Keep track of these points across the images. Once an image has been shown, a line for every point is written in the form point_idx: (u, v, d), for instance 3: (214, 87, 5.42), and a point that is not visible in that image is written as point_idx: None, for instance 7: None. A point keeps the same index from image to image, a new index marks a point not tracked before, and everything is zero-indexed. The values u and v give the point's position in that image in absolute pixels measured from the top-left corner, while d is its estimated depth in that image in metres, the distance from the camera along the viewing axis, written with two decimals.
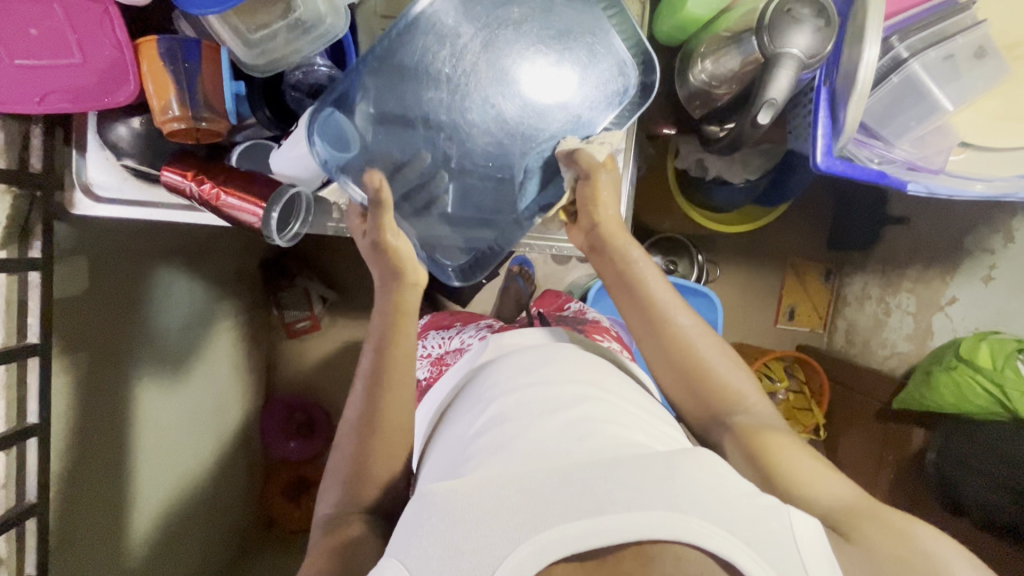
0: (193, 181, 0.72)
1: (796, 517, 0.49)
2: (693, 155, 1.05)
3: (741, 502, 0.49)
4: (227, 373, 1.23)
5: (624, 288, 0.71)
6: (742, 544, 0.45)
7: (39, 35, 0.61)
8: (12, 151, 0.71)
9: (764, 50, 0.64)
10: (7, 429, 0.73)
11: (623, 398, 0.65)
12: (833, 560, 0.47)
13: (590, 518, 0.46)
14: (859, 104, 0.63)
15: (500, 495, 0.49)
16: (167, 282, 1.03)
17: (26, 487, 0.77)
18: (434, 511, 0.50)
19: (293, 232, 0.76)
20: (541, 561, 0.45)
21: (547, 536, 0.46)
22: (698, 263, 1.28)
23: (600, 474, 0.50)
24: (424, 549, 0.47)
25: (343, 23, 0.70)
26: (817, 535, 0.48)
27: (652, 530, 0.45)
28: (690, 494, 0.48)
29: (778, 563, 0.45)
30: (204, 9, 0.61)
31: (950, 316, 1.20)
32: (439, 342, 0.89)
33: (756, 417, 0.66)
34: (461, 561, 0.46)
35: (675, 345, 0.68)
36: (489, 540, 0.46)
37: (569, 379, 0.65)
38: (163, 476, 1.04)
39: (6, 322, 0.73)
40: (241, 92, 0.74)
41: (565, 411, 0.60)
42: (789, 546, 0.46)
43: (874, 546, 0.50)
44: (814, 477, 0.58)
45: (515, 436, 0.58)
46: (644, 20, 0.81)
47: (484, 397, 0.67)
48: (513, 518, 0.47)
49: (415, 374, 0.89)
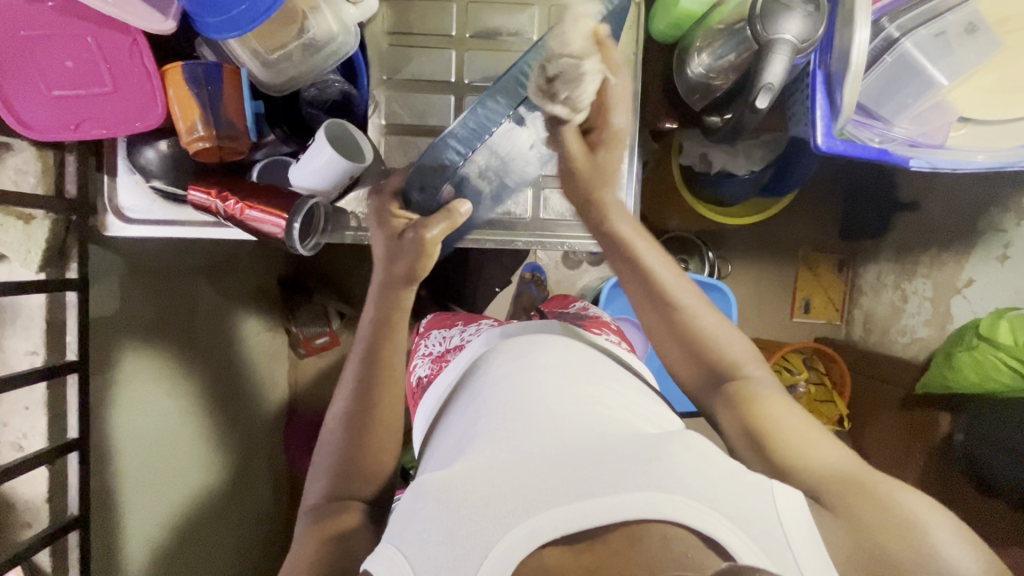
0: (217, 197, 0.75)
1: (779, 492, 0.50)
2: (696, 150, 1.09)
3: (728, 480, 0.51)
4: (254, 389, 1.26)
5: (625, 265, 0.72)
6: (724, 520, 0.47)
7: (74, 67, 0.65)
8: (49, 179, 0.76)
9: (756, 37, 0.66)
10: (49, 445, 0.77)
11: (614, 382, 0.67)
12: (814, 533, 0.49)
13: (580, 502, 0.48)
14: (854, 85, 0.65)
15: (493, 482, 0.51)
16: (196, 300, 1.07)
17: (69, 500, 0.81)
18: (429, 500, 0.52)
19: (315, 241, 0.79)
20: (532, 545, 0.47)
21: (538, 520, 0.47)
22: (709, 260, 1.34)
23: (590, 458, 0.52)
24: (419, 534, 0.50)
25: (354, 41, 0.75)
26: (801, 504, 0.50)
27: (640, 511, 0.47)
28: (675, 474, 0.50)
29: (762, 541, 0.47)
30: (223, 35, 0.66)
31: (969, 298, 1.18)
32: (440, 341, 0.90)
33: (755, 382, 0.66)
34: (454, 545, 0.48)
35: (676, 310, 0.69)
36: (481, 528, 0.48)
37: (561, 365, 0.67)
38: (187, 486, 1.05)
39: (48, 340, 0.77)
40: (260, 112, 0.78)
41: (558, 394, 0.62)
42: (769, 520, 0.48)
43: (858, 516, 0.51)
44: (798, 441, 0.59)
45: (505, 419, 0.60)
46: (640, 21, 0.84)
47: (481, 385, 0.69)
48: (504, 505, 0.49)
49: (415, 372, 0.90)
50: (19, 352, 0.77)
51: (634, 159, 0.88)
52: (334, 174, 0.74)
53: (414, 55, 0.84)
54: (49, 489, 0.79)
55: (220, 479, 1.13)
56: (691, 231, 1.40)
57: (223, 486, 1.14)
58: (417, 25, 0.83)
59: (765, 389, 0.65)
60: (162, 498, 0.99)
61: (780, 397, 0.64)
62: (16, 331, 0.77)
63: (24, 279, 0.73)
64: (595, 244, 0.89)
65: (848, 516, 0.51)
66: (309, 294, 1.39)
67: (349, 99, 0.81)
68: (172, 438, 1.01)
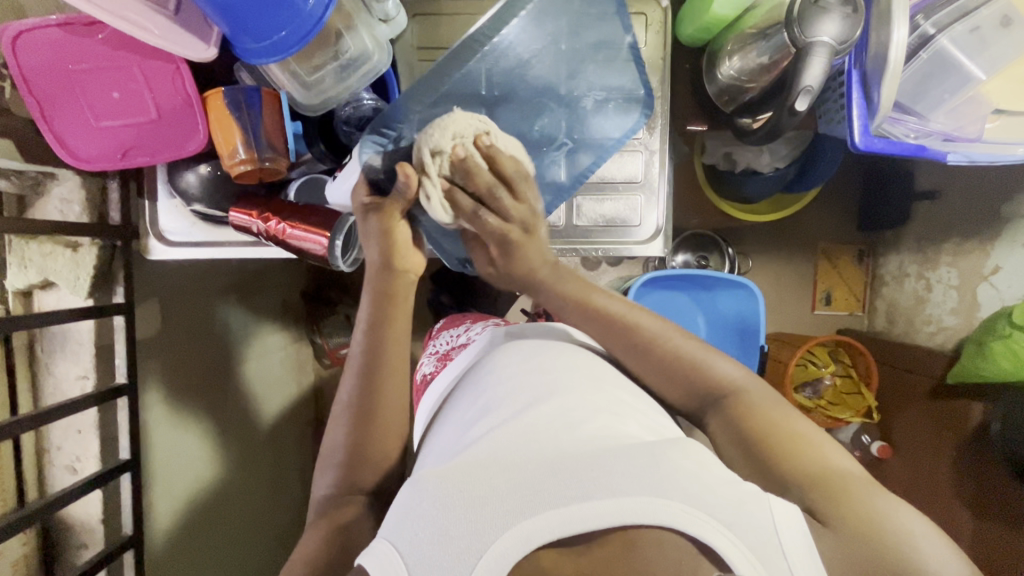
0: (258, 218, 0.76)
1: (776, 504, 0.51)
2: (721, 149, 1.10)
3: (725, 488, 0.51)
4: (286, 403, 1.28)
5: (568, 306, 0.74)
6: (720, 527, 0.47)
7: (121, 98, 0.67)
8: (93, 206, 0.77)
9: (795, 41, 0.67)
10: (104, 467, 0.79)
11: (618, 387, 0.67)
12: (809, 543, 0.49)
13: (577, 505, 0.48)
14: (891, 84, 0.68)
15: (490, 483, 0.51)
16: (230, 316, 1.09)
17: (123, 520, 0.83)
18: (425, 498, 0.52)
19: (354, 257, 0.79)
20: (527, 547, 0.47)
21: (534, 522, 0.48)
22: (730, 256, 1.34)
23: (587, 463, 0.52)
24: (415, 534, 0.49)
25: (387, 58, 0.76)
26: (797, 518, 0.50)
27: (636, 517, 0.47)
28: (675, 480, 0.50)
29: (755, 548, 0.47)
30: (265, 58, 0.66)
31: (996, 287, 1.15)
32: (448, 340, 0.91)
33: (754, 395, 0.65)
34: (449, 546, 0.48)
35: (642, 335, 0.70)
36: (478, 528, 0.48)
37: (562, 368, 0.68)
38: (224, 498, 1.06)
39: (100, 365, 0.79)
40: (299, 132, 0.81)
41: (555, 398, 0.63)
42: (767, 531, 0.48)
43: (851, 531, 0.50)
44: (790, 444, 0.59)
45: (506, 422, 0.61)
46: (668, 26, 0.86)
47: (480, 388, 0.70)
48: (502, 504, 0.49)
49: (421, 368, 0.91)
50: (70, 377, 0.79)
51: (665, 163, 0.89)
52: None
53: None
54: (103, 510, 0.81)
55: (256, 492, 1.15)
56: (712, 229, 1.40)
57: (258, 498, 1.16)
58: (445, 39, 0.86)
59: (762, 402, 0.64)
60: (191, 510, 1.00)
61: (782, 406, 0.63)
62: (65, 357, 0.79)
63: (74, 306, 0.76)
64: (642, 248, 0.89)
65: (845, 532, 0.51)
66: (333, 305, 1.35)
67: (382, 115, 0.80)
68: (202, 451, 1.02)
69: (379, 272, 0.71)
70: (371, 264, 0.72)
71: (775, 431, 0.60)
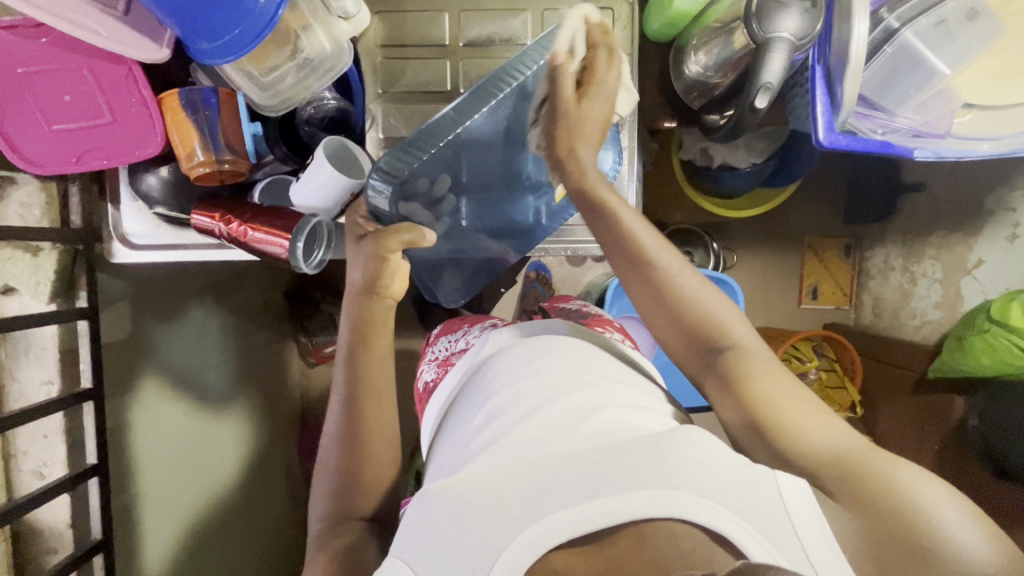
0: (220, 220, 0.75)
1: (784, 482, 0.50)
2: (696, 145, 1.09)
3: (732, 473, 0.51)
4: (271, 402, 1.27)
5: (615, 244, 0.66)
6: (731, 514, 0.48)
7: (73, 101, 0.66)
8: (53, 211, 0.76)
9: (753, 37, 0.66)
10: (70, 471, 0.79)
11: (619, 382, 0.66)
12: (826, 529, 0.48)
13: (584, 503, 0.50)
14: (854, 78, 0.66)
15: (496, 488, 0.53)
16: (205, 318, 1.08)
17: (92, 524, 0.83)
18: (435, 510, 0.53)
19: (318, 258, 0.76)
20: (540, 550, 0.48)
21: (543, 524, 0.49)
22: (714, 250, 1.32)
23: (595, 461, 0.53)
24: (426, 547, 0.51)
25: (348, 56, 0.75)
26: (807, 496, 0.50)
27: (644, 511, 0.49)
28: (680, 471, 0.51)
29: (767, 531, 0.48)
30: (217, 59, 0.66)
31: (978, 279, 1.16)
32: (446, 345, 0.87)
33: (752, 351, 0.62)
34: (461, 556, 0.49)
35: (658, 276, 0.65)
36: (488, 535, 0.50)
37: (567, 366, 0.67)
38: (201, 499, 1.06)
39: (64, 369, 0.79)
40: (259, 133, 0.77)
41: (562, 398, 0.62)
42: (777, 512, 0.48)
43: (869, 509, 0.49)
44: (796, 415, 0.57)
45: (516, 424, 0.61)
46: (635, 20, 0.85)
47: (484, 389, 0.69)
48: (510, 510, 0.51)
49: (423, 377, 0.88)
50: (35, 382, 0.79)
51: (633, 160, 0.88)
52: (327, 198, 0.74)
53: (409, 66, 0.85)
54: (72, 515, 0.82)
55: (240, 493, 1.15)
56: (695, 223, 1.38)
57: (241, 497, 1.15)
58: (410, 37, 0.85)
59: (760, 358, 0.61)
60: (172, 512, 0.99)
61: (770, 362, 0.61)
62: (30, 361, 0.78)
63: (36, 311, 0.75)
64: None
65: (860, 506, 0.49)
66: (315, 303, 1.34)
67: (346, 116, 0.82)
68: (184, 450, 1.02)
69: (359, 293, 0.71)
70: (354, 282, 0.72)
71: (780, 400, 0.58)
